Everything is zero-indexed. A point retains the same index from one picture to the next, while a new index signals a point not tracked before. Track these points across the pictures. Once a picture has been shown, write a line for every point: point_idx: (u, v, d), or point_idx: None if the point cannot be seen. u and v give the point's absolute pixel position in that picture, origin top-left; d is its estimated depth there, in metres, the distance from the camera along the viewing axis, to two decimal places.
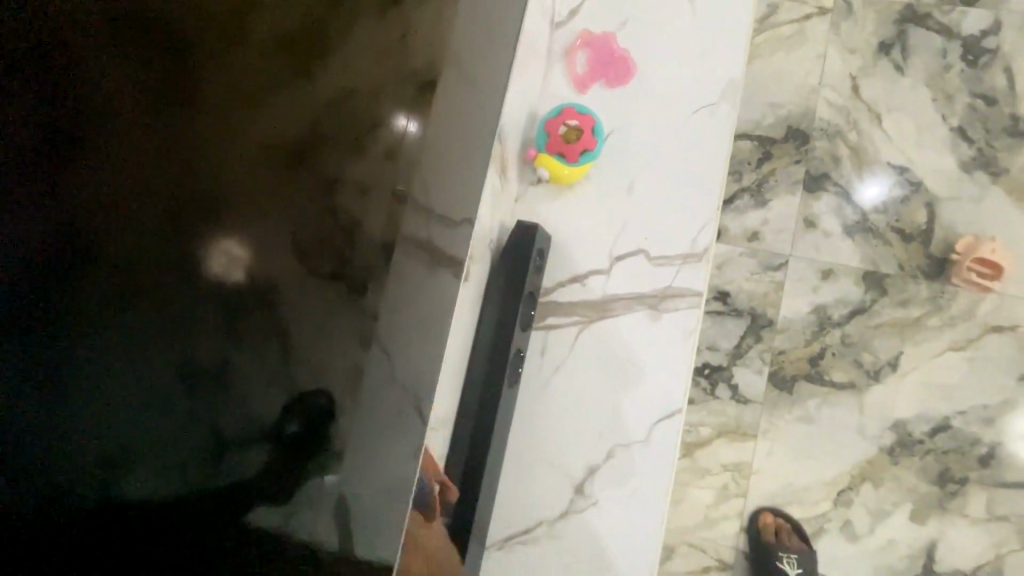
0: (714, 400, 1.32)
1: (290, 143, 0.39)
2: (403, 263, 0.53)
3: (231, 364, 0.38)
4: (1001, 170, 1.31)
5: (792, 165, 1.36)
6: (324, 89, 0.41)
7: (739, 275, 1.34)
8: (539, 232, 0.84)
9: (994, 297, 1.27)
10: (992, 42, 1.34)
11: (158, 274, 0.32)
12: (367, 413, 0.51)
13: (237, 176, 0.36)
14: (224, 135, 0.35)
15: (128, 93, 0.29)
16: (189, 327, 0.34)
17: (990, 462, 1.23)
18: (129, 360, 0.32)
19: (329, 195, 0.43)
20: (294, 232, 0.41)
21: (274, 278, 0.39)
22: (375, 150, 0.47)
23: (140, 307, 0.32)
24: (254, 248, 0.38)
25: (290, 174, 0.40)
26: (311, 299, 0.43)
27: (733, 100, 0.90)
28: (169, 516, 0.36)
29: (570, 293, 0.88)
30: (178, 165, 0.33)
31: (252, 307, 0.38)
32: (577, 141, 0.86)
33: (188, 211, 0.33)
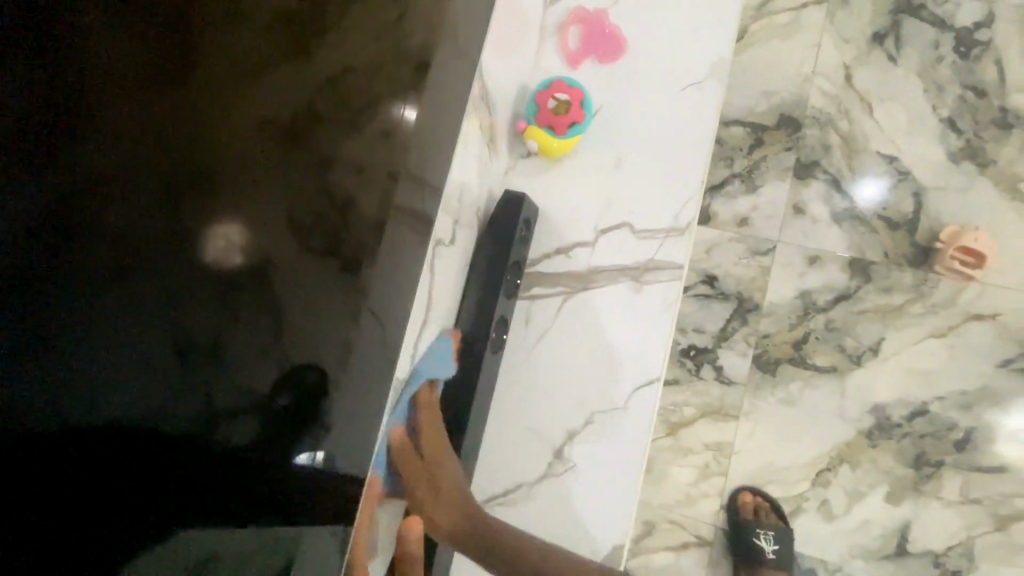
0: (698, 380, 1.34)
1: (289, 123, 0.40)
2: (397, 232, 0.53)
3: (225, 344, 0.38)
4: (988, 162, 1.33)
5: (783, 152, 1.38)
6: (323, 67, 0.42)
7: (727, 259, 1.36)
8: (526, 202, 0.86)
9: (975, 285, 1.29)
10: (985, 34, 1.36)
11: (150, 250, 0.32)
12: (354, 383, 0.50)
13: (234, 153, 0.36)
14: (221, 118, 0.35)
15: (125, 75, 0.30)
16: (181, 303, 0.34)
17: (965, 446, 1.25)
18: (121, 334, 0.31)
19: (327, 173, 0.44)
20: (291, 213, 0.41)
21: (270, 260, 0.40)
22: (371, 127, 0.47)
23: (132, 280, 0.32)
24: (251, 228, 0.38)
25: (288, 152, 0.40)
26: (305, 275, 0.43)
27: (721, 79, 0.92)
28: (164, 494, 0.35)
29: (554, 265, 0.90)
30: (175, 148, 0.33)
31: (249, 289, 0.39)
32: (565, 114, 0.87)
33: (187, 194, 0.34)
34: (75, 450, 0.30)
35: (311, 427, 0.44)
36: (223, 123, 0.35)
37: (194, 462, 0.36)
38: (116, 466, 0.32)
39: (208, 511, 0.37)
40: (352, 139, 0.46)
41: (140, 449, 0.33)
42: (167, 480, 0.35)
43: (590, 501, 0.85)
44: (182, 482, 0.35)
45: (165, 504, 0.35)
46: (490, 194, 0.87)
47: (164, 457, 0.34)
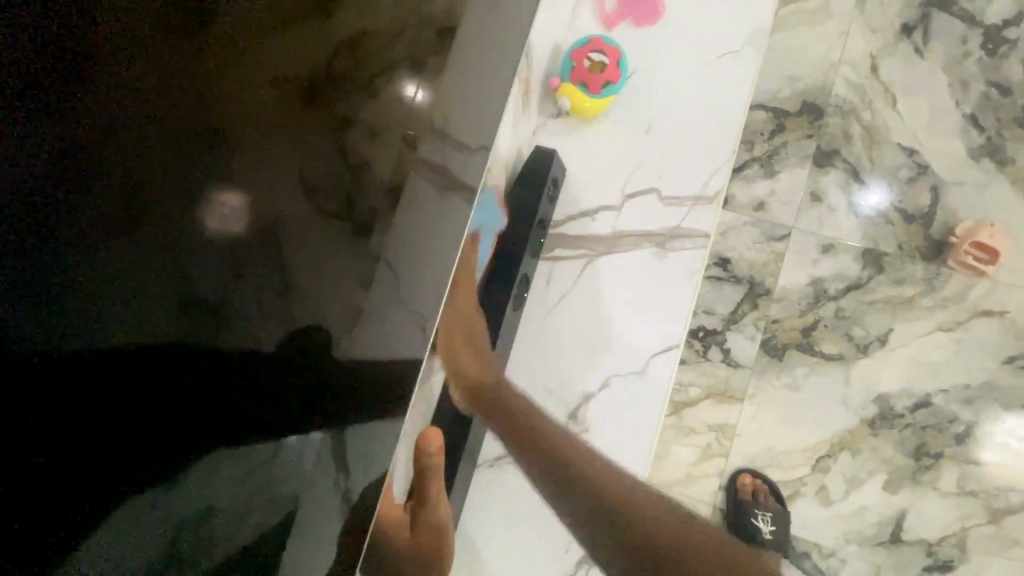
0: (705, 361, 1.34)
1: (306, 82, 0.36)
2: (415, 187, 0.49)
3: (228, 304, 0.35)
4: (1008, 160, 1.33)
5: (804, 139, 1.37)
6: (344, 27, 0.38)
7: (741, 243, 1.36)
8: (555, 159, 0.85)
9: (986, 282, 1.30)
10: (1013, 32, 1.35)
11: (155, 210, 0.30)
12: (365, 351, 0.47)
13: (248, 112, 0.34)
14: (231, 76, 0.32)
15: (134, 35, 0.27)
16: (186, 265, 0.32)
17: (964, 439, 1.27)
18: (120, 295, 0.29)
19: (341, 135, 0.40)
20: (302, 175, 0.38)
21: (278, 222, 0.37)
22: (385, 94, 0.43)
23: (133, 241, 0.29)
24: (256, 193, 0.35)
25: (304, 115, 0.37)
26: (315, 239, 0.40)
27: (758, 48, 0.91)
28: (160, 460, 0.33)
29: (579, 227, 0.89)
30: (181, 107, 0.30)
31: (254, 254, 0.36)
32: (601, 72, 0.86)
33: (196, 155, 0.31)
34: (66, 414, 0.28)
35: (305, 390, 0.41)
36: (232, 81, 0.32)
37: (176, 429, 0.33)
38: (94, 438, 0.29)
39: (206, 482, 0.36)
40: (372, 103, 0.42)
41: (135, 418, 0.31)
42: (151, 447, 0.32)
43: None
44: (164, 447, 0.33)
45: (145, 475, 0.32)
46: (518, 153, 0.86)
47: (156, 425, 0.32)
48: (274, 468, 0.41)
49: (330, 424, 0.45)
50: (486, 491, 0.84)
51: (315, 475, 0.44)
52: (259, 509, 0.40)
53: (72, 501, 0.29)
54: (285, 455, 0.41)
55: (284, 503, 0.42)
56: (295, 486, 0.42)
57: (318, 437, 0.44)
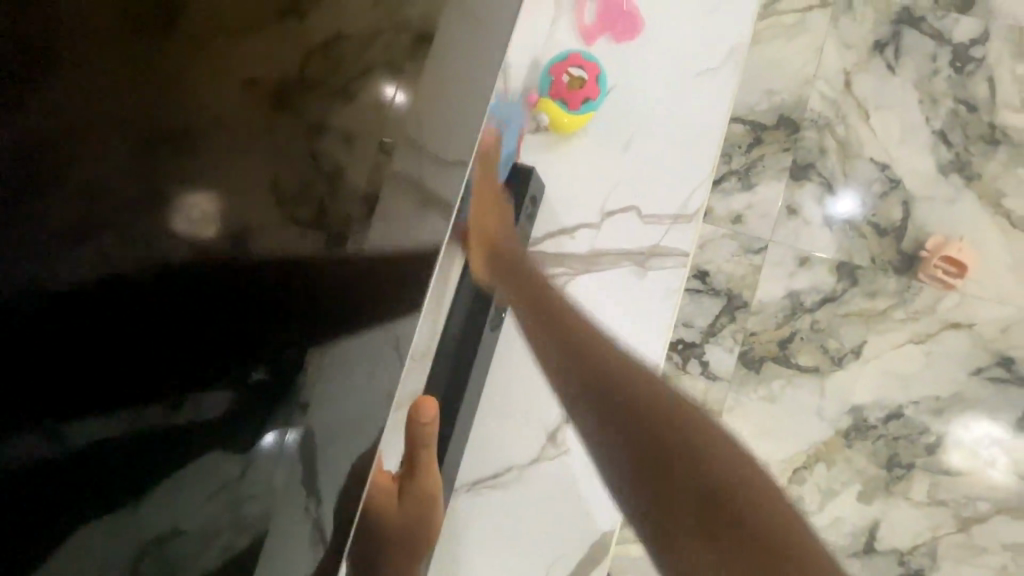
0: (684, 374, 1.35)
1: (278, 88, 0.39)
2: (394, 198, 0.49)
3: (200, 320, 0.37)
4: (975, 175, 1.35)
5: (781, 153, 1.39)
6: (317, 32, 0.41)
7: (719, 256, 1.38)
8: (534, 177, 0.85)
9: (955, 295, 1.32)
10: (979, 51, 1.38)
11: (122, 212, 0.33)
12: (341, 365, 0.47)
13: (218, 118, 0.37)
14: (196, 80, 0.35)
15: (103, 56, 0.32)
16: (154, 266, 0.34)
17: (935, 450, 1.28)
18: (90, 291, 0.32)
19: (314, 140, 0.42)
20: (276, 180, 0.40)
21: (251, 226, 0.39)
22: (366, 99, 0.45)
23: (99, 240, 0.32)
24: (227, 196, 0.37)
25: (274, 120, 0.40)
26: (294, 246, 0.42)
27: (737, 66, 0.90)
28: (127, 479, 0.34)
29: (558, 244, 0.88)
30: (148, 114, 0.34)
31: (216, 259, 0.37)
32: (580, 88, 0.85)
33: (161, 156, 0.34)
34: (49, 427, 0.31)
35: (276, 401, 0.43)
36: (196, 86, 0.35)
37: (147, 448, 0.35)
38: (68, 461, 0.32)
39: (174, 505, 0.37)
40: (340, 110, 0.43)
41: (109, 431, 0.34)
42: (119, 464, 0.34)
43: (577, 486, 0.83)
44: (131, 461, 0.35)
45: (115, 488, 0.34)
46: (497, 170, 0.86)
47: (123, 442, 0.34)
48: (243, 490, 0.42)
49: (302, 443, 0.45)
50: (463, 515, 0.81)
51: (286, 497, 0.44)
52: (227, 535, 0.41)
53: (39, 516, 0.31)
54: (254, 473, 0.42)
55: (250, 526, 0.43)
56: (267, 509, 0.43)
57: (294, 445, 0.44)
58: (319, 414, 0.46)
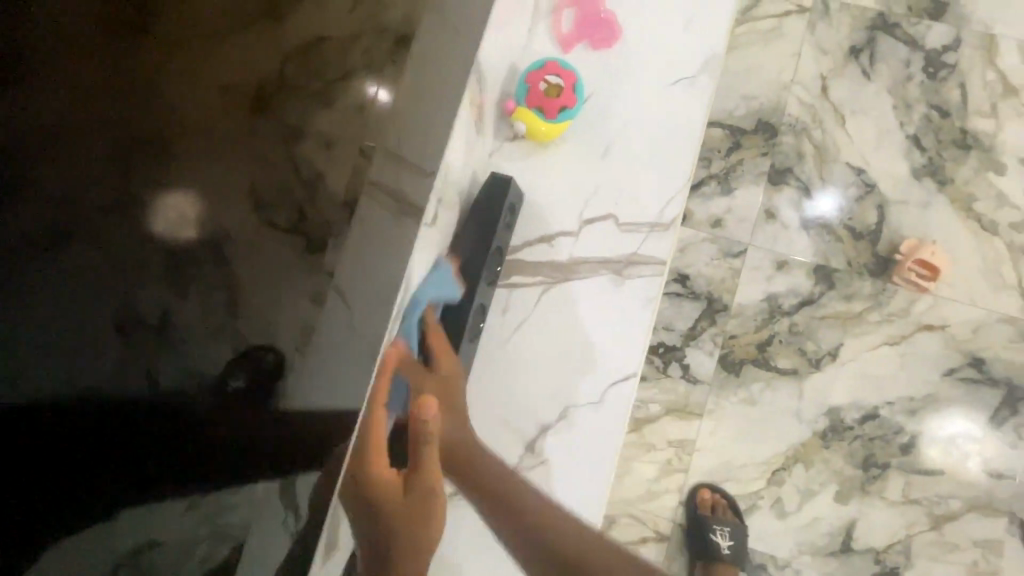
0: (665, 377, 1.36)
1: (259, 88, 0.37)
2: (369, 210, 0.48)
3: (181, 323, 0.35)
4: (947, 180, 1.37)
5: (759, 157, 1.41)
6: (298, 31, 0.39)
7: (699, 260, 1.39)
8: (513, 185, 0.83)
9: (929, 297, 1.34)
10: (951, 57, 1.41)
11: (94, 218, 0.31)
12: (318, 372, 0.46)
13: (198, 119, 0.35)
14: (177, 80, 0.33)
15: (77, 50, 0.29)
16: (129, 276, 0.32)
17: (910, 450, 1.30)
18: (65, 302, 0.30)
19: (295, 144, 0.40)
20: (254, 186, 0.38)
21: (229, 234, 0.37)
22: (346, 103, 0.43)
23: (71, 248, 0.30)
24: (205, 201, 0.35)
25: (254, 122, 0.37)
26: (271, 254, 0.40)
27: (714, 74, 0.91)
28: (114, 480, 0.33)
29: (536, 252, 0.87)
30: (123, 113, 0.32)
31: (196, 265, 0.35)
32: (557, 97, 0.84)
33: (136, 158, 0.32)
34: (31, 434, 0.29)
35: (262, 405, 0.41)
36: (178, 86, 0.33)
37: (132, 452, 0.34)
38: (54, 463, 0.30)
39: (161, 505, 0.36)
40: (321, 113, 0.41)
41: (95, 432, 0.32)
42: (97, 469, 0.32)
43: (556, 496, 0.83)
44: (117, 469, 0.33)
45: (108, 490, 0.33)
46: (474, 176, 0.85)
47: (109, 443, 0.33)
48: (226, 495, 0.40)
49: (288, 443, 0.44)
50: None
51: (269, 500, 0.43)
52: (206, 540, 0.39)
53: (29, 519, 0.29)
54: (240, 475, 0.41)
55: (232, 532, 0.40)
56: (250, 514, 0.41)
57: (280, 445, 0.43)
58: (301, 415, 0.44)
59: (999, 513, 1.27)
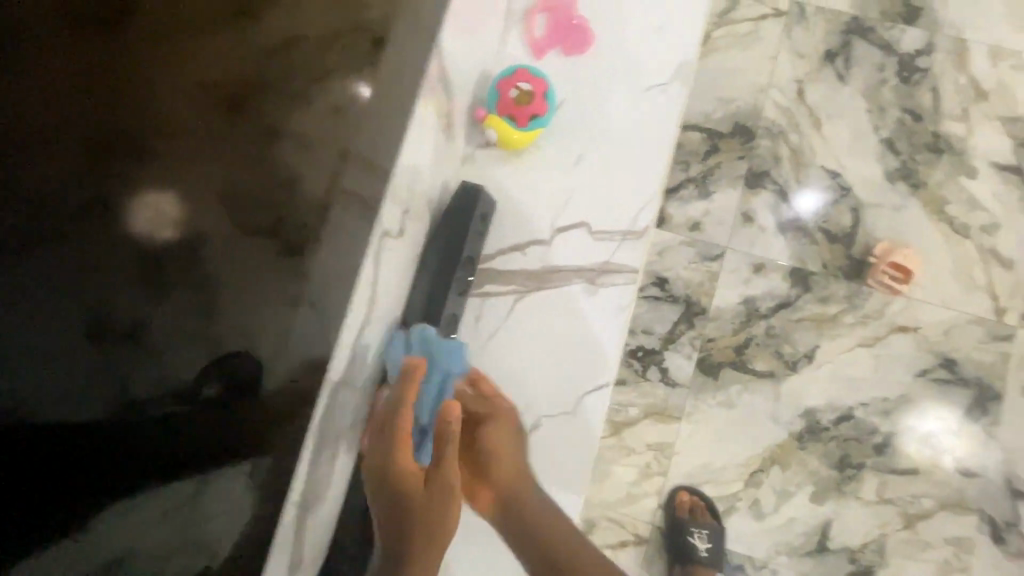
0: (644, 381, 1.36)
1: (233, 92, 0.43)
2: (340, 216, 0.59)
3: (168, 324, 0.42)
4: (920, 183, 1.39)
5: (736, 160, 1.41)
6: (268, 36, 0.45)
7: (678, 263, 1.39)
8: (483, 194, 0.83)
9: (902, 299, 1.36)
10: (924, 62, 1.42)
11: (86, 219, 0.35)
12: (290, 355, 0.56)
13: (178, 124, 0.40)
14: (156, 81, 0.38)
15: (70, 70, 0.33)
16: (114, 272, 0.37)
17: (884, 450, 1.32)
18: (68, 302, 0.35)
19: (264, 144, 0.47)
20: (226, 183, 0.44)
21: (205, 229, 0.43)
22: (316, 105, 0.51)
23: (67, 246, 0.35)
24: (184, 200, 0.41)
25: (228, 122, 0.43)
26: (241, 246, 0.47)
27: (686, 81, 0.91)
28: (120, 481, 0.40)
29: (509, 261, 0.87)
30: (112, 121, 0.36)
31: (176, 259, 0.41)
32: (528, 105, 0.84)
33: (121, 163, 0.37)
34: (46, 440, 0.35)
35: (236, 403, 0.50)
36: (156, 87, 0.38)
37: (131, 450, 0.41)
38: (72, 466, 0.37)
39: (158, 505, 0.44)
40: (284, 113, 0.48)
41: (103, 442, 0.39)
42: (93, 475, 0.38)
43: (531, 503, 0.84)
44: (125, 472, 0.40)
45: (111, 491, 0.39)
46: (444, 184, 0.83)
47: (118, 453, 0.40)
48: (205, 501, 0.49)
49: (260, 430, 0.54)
50: None
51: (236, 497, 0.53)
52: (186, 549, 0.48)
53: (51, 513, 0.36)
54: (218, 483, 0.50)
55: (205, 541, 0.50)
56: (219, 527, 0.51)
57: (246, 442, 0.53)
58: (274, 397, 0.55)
59: (969, 511, 1.30)
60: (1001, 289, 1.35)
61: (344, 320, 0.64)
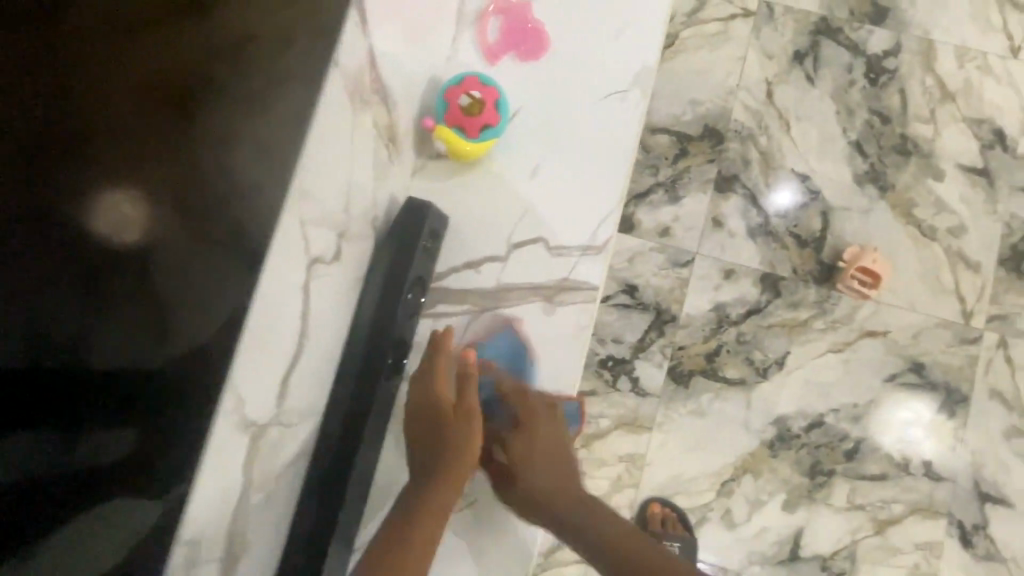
0: (615, 392, 1.34)
1: (180, 96, 0.47)
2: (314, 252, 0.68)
3: (124, 319, 0.47)
4: (888, 186, 1.38)
5: (706, 164, 1.39)
6: (218, 38, 0.49)
7: (648, 270, 1.36)
8: (432, 210, 0.77)
9: (871, 304, 1.35)
10: (892, 62, 1.41)
11: (92, 240, 0.43)
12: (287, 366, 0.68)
13: (125, 127, 0.44)
14: (100, 82, 0.41)
15: (98, 107, 0.41)
16: (103, 277, 0.44)
17: (854, 456, 1.31)
18: (71, 306, 0.43)
19: (211, 152, 0.52)
20: (176, 195, 0.49)
21: (157, 238, 0.48)
22: (267, 114, 0.57)
23: (69, 255, 0.41)
24: (141, 207, 0.46)
25: (178, 126, 0.48)
26: (190, 249, 0.52)
27: (646, 87, 0.87)
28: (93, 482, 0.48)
29: (462, 279, 0.83)
30: (121, 145, 0.44)
31: (124, 263, 0.46)
32: (478, 115, 0.79)
33: (85, 174, 0.41)
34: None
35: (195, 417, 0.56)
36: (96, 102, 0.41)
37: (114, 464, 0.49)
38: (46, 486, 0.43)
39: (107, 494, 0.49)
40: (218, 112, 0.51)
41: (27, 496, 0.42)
42: (62, 490, 0.45)
43: (491, 538, 0.81)
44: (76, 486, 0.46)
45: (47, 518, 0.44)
46: (391, 199, 0.79)
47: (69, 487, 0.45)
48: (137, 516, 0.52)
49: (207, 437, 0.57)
50: None
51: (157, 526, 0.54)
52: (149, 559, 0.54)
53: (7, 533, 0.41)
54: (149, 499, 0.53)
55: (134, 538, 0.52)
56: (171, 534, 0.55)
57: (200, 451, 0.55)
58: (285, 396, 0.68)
59: (938, 515, 1.30)
60: (968, 292, 1.35)
61: (269, 346, 0.65)
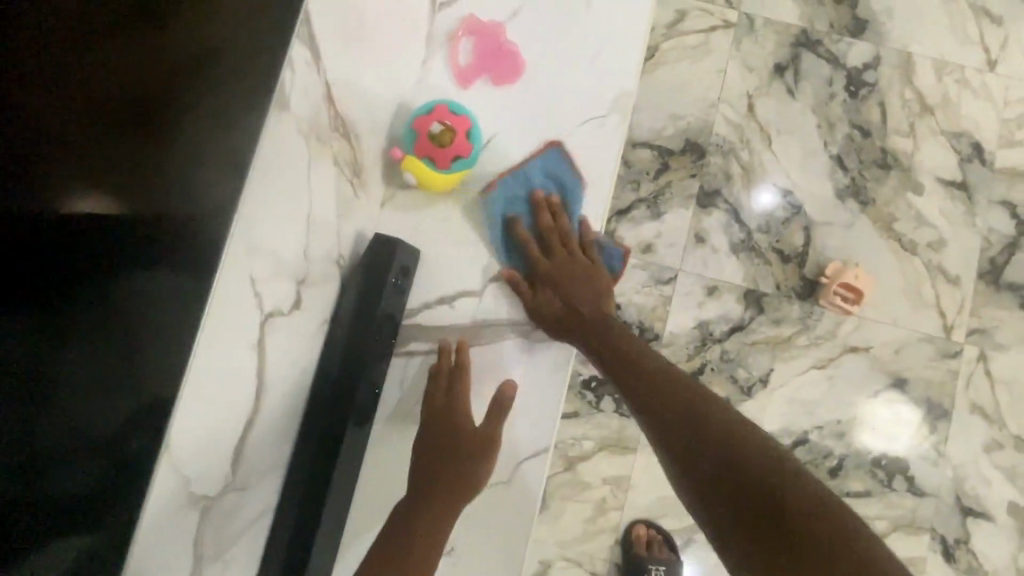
0: (598, 413, 1.31)
1: (151, 95, 0.39)
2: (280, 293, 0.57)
3: (94, 361, 0.38)
4: (868, 201, 1.37)
5: (688, 179, 1.37)
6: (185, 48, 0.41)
7: (631, 287, 1.34)
8: (401, 246, 0.75)
9: (853, 319, 1.34)
10: (872, 75, 1.40)
11: (61, 257, 0.34)
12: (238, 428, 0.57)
13: (90, 125, 0.35)
14: (63, 82, 0.33)
15: (63, 106, 0.34)
16: (73, 301, 0.36)
17: (838, 472, 1.31)
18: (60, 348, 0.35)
19: (190, 166, 0.43)
20: (148, 214, 0.40)
21: (122, 262, 0.39)
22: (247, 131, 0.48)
23: (42, 281, 0.34)
24: (113, 219, 0.38)
25: (148, 135, 0.39)
26: (167, 283, 0.42)
27: (625, 112, 0.84)
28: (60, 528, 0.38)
29: (436, 315, 0.81)
30: (90, 148, 0.36)
31: (93, 287, 0.37)
32: (449, 145, 0.76)
33: (51, 181, 0.33)
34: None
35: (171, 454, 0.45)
36: (59, 95, 0.33)
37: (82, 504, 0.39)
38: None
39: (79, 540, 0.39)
40: (187, 126, 0.42)
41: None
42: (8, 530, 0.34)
43: None
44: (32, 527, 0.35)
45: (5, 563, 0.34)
46: (359, 234, 0.77)
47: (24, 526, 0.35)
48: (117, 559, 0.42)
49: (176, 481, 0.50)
50: None
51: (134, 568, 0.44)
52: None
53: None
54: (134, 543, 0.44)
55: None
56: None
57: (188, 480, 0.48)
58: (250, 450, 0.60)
59: (921, 530, 1.30)
60: (948, 306, 1.35)
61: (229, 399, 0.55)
